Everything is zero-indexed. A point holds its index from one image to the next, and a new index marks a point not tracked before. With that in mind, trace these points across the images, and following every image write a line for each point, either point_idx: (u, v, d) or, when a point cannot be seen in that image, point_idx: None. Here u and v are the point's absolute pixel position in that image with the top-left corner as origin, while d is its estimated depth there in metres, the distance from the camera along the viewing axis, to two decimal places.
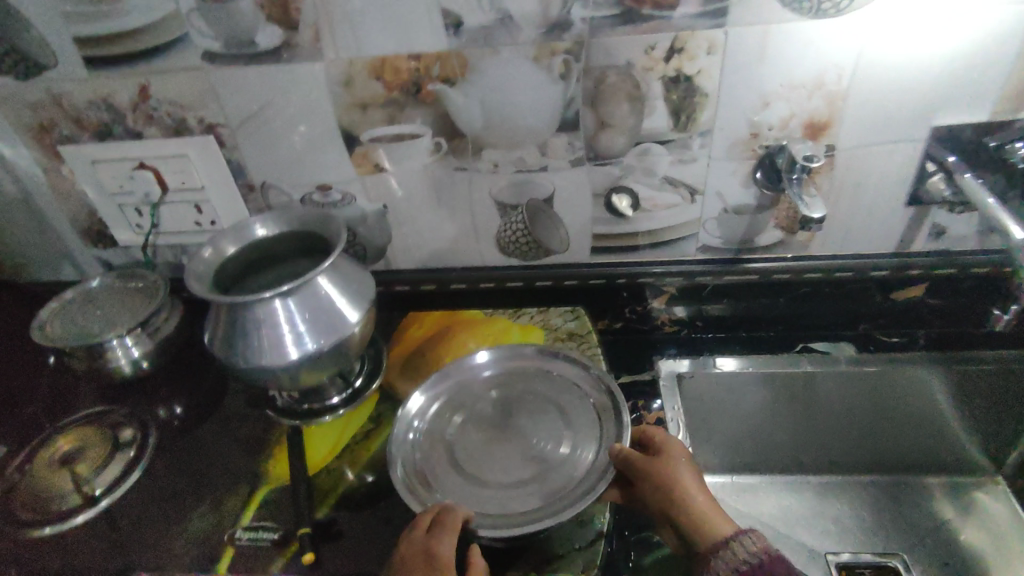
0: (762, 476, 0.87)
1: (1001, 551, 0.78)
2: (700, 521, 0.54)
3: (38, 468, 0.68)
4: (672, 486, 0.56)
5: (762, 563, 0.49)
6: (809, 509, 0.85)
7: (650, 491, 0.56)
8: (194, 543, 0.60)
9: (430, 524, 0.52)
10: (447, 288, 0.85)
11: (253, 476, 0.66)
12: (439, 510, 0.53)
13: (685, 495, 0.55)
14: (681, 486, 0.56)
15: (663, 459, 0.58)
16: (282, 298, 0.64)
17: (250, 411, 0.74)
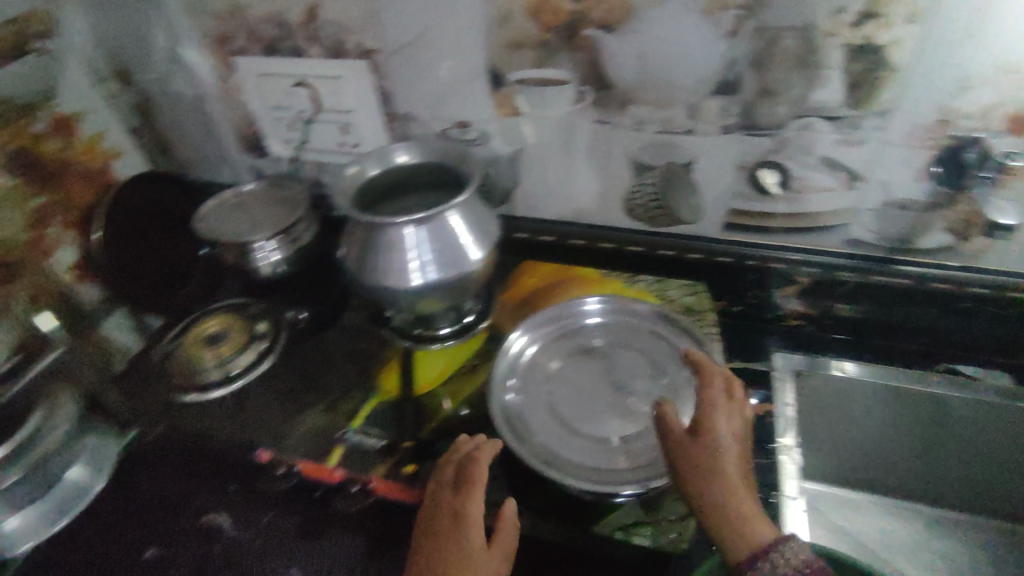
0: (862, 492, 0.83)
1: None
2: (739, 518, 0.46)
3: (188, 342, 0.77)
4: (712, 468, 0.49)
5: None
6: (915, 538, 0.79)
7: (688, 471, 0.50)
8: (309, 434, 0.66)
9: (456, 479, 0.54)
10: (563, 242, 0.84)
11: (363, 386, 0.70)
12: (464, 464, 0.54)
13: (729, 485, 0.48)
14: (723, 473, 0.49)
15: (705, 435, 0.51)
16: (413, 228, 0.66)
17: (368, 326, 0.79)
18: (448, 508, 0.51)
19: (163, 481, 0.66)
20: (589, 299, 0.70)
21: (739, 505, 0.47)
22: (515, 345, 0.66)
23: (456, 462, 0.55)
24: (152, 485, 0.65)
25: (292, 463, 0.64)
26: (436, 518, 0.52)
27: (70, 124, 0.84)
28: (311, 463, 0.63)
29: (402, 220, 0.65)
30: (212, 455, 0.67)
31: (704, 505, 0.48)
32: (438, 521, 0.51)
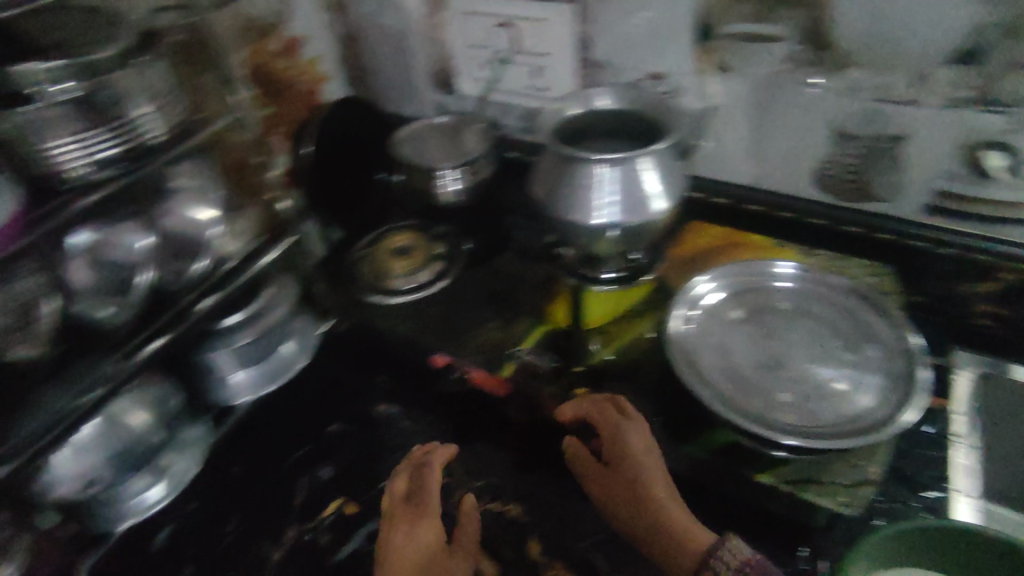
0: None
1: None
2: (676, 536, 0.52)
3: (379, 250, 0.86)
4: (639, 497, 0.55)
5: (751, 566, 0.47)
6: None
7: (626, 510, 0.56)
8: (484, 347, 0.72)
9: (409, 491, 0.64)
10: (739, 207, 0.81)
11: (534, 313, 0.76)
12: (418, 475, 0.65)
13: (656, 505, 0.54)
14: (648, 495, 0.55)
15: (619, 465, 0.58)
16: (607, 167, 0.68)
17: (538, 259, 0.83)
18: (407, 516, 0.61)
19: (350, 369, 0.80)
20: (782, 261, 0.69)
21: (676, 522, 0.53)
22: (701, 288, 0.68)
23: (408, 472, 0.66)
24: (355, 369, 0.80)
25: (464, 370, 0.71)
26: (394, 525, 0.61)
27: (296, 46, 0.94)
28: (480, 372, 0.70)
29: (598, 157, 0.67)
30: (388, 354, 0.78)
31: (644, 536, 0.54)
32: (401, 526, 0.60)
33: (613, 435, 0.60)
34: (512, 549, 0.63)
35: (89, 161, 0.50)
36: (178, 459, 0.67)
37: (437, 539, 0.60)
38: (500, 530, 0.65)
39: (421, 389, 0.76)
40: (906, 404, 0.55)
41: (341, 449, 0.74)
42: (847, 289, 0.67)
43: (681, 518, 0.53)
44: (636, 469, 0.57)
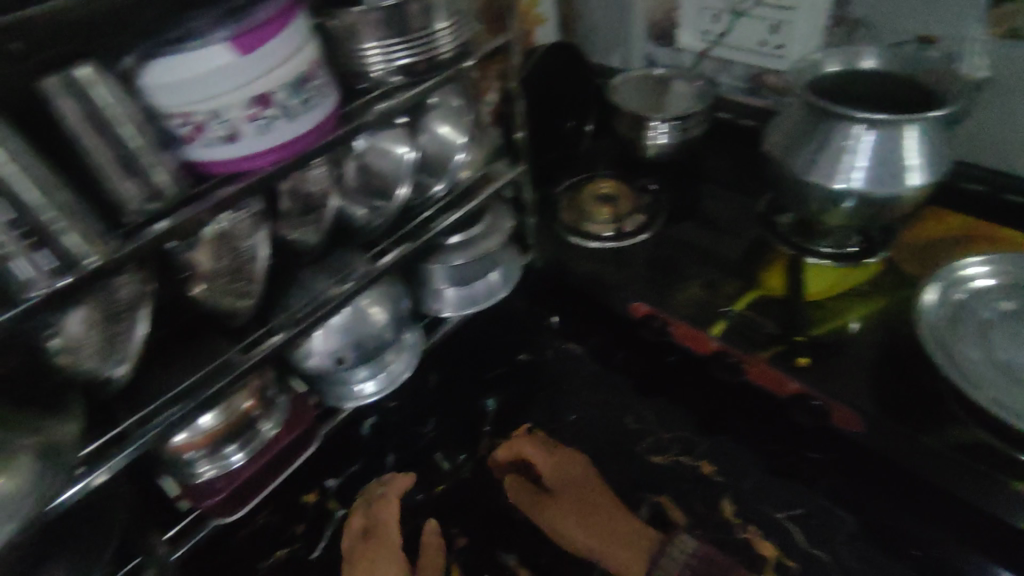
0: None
1: None
2: (626, 542, 0.61)
3: (584, 194, 0.86)
4: (587, 523, 0.62)
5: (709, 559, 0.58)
6: None
7: (580, 530, 0.62)
8: (691, 301, 0.72)
9: (369, 523, 0.64)
10: (993, 196, 0.74)
11: (746, 277, 0.73)
12: (376, 506, 0.65)
13: (605, 523, 0.62)
14: (596, 514, 0.63)
15: (563, 499, 0.65)
16: (867, 128, 0.63)
17: (751, 226, 0.80)
18: (370, 555, 0.62)
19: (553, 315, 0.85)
20: None
21: (620, 540, 0.61)
22: (974, 270, 0.62)
23: (363, 509, 0.65)
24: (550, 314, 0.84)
25: (669, 322, 0.71)
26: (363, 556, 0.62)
27: None
28: (686, 328, 0.70)
29: (860, 115, 0.62)
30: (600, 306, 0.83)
31: (601, 552, 0.61)
32: (380, 557, 0.61)
33: (551, 471, 0.67)
34: (704, 505, 0.63)
35: (390, 67, 0.54)
36: (395, 360, 0.70)
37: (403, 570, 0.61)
38: (692, 485, 0.65)
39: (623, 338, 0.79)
40: None
41: (535, 377, 0.78)
42: None
43: (627, 527, 0.62)
44: (573, 492, 0.65)
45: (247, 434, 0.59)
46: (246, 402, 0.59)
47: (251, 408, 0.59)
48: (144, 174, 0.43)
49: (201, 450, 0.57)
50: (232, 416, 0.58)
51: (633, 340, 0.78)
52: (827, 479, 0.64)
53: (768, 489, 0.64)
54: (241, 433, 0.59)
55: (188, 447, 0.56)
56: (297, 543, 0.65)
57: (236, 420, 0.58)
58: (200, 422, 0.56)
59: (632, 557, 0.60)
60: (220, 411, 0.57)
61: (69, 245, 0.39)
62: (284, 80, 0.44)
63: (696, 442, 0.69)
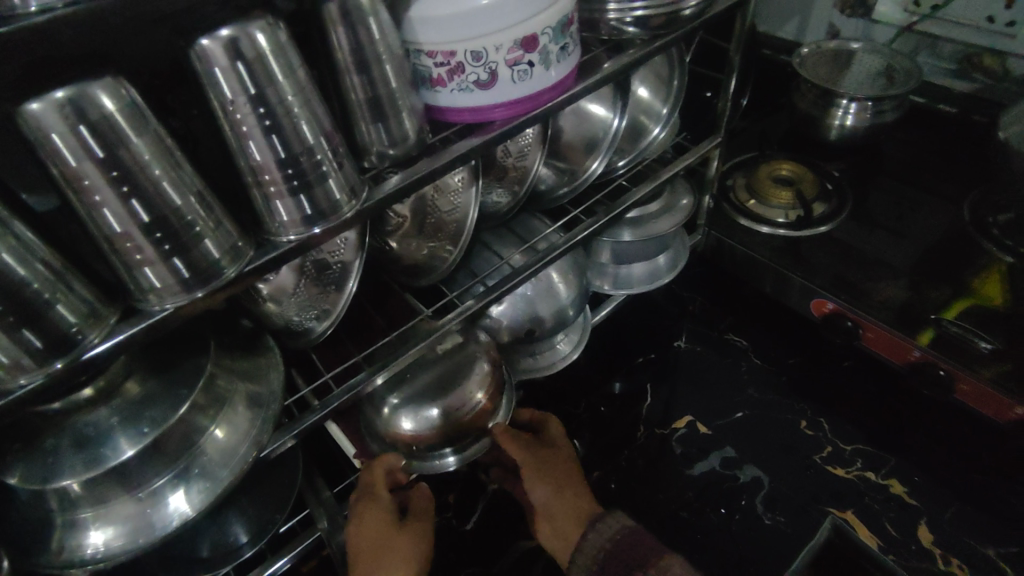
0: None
1: None
2: (576, 509, 0.54)
3: (758, 175, 0.79)
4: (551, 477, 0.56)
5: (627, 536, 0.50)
6: None
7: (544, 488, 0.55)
8: (891, 304, 0.64)
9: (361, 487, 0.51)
10: None
11: (955, 281, 0.65)
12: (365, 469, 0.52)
13: (573, 491, 0.56)
14: (561, 472, 0.56)
15: (550, 471, 0.56)
16: None
17: (953, 224, 0.71)
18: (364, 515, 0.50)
19: (709, 303, 0.78)
20: None
21: (577, 504, 0.55)
22: None
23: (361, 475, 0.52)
24: (701, 303, 0.79)
25: (860, 324, 0.64)
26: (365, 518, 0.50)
27: None
28: (877, 334, 0.63)
29: None
30: (764, 299, 0.77)
31: (562, 526, 0.54)
32: (370, 519, 0.49)
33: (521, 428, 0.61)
34: (898, 530, 0.57)
35: (627, 15, 0.48)
36: (563, 341, 0.67)
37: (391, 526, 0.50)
38: (880, 504, 0.59)
39: (790, 335, 0.73)
40: None
41: (692, 369, 0.72)
42: None
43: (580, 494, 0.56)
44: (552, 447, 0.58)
45: (465, 440, 0.54)
46: (483, 396, 0.54)
47: (484, 404, 0.54)
48: (389, 119, 0.40)
49: (426, 443, 0.52)
50: (462, 409, 0.53)
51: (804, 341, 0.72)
52: None
53: (975, 522, 0.56)
54: (466, 435, 0.54)
55: (414, 439, 0.52)
56: (448, 512, 0.64)
57: (467, 415, 0.53)
58: (431, 412, 0.52)
59: (572, 519, 0.54)
60: (451, 401, 0.52)
61: (332, 189, 0.36)
62: (551, 24, 0.40)
63: (883, 460, 0.62)
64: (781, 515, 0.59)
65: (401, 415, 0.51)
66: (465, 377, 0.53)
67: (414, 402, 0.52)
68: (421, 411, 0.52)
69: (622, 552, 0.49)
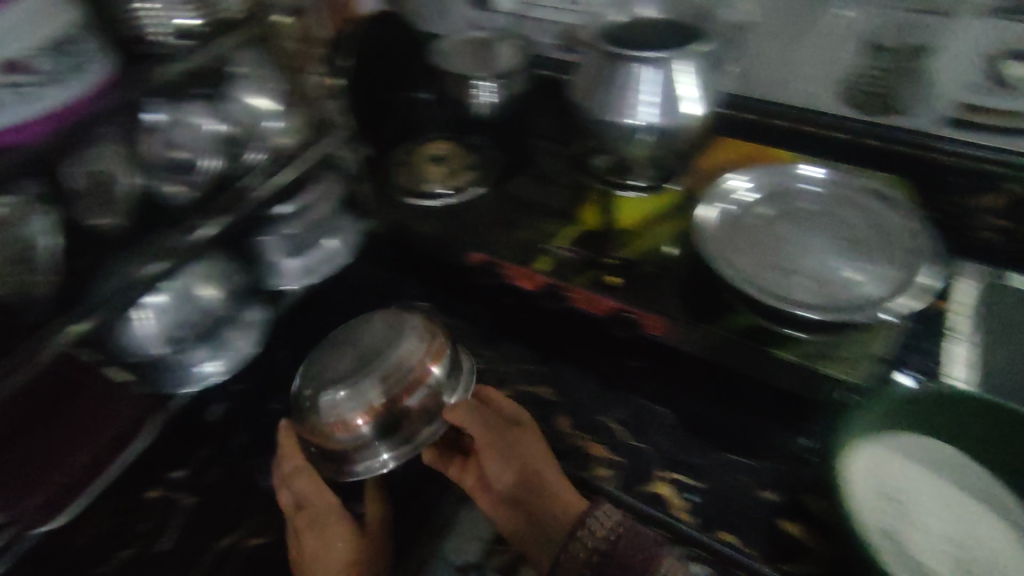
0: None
1: None
2: (553, 504, 0.55)
3: (417, 159, 0.89)
4: (522, 466, 0.58)
5: (616, 539, 0.49)
6: None
7: (506, 472, 0.58)
8: (519, 245, 0.76)
9: (300, 499, 0.60)
10: (764, 125, 0.83)
11: (564, 216, 0.79)
12: (298, 481, 0.61)
13: (536, 474, 0.57)
14: (526, 458, 0.59)
15: (506, 446, 0.60)
16: (639, 67, 0.72)
17: (569, 173, 0.87)
18: (313, 521, 0.58)
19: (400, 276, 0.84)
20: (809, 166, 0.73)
21: (548, 494, 0.56)
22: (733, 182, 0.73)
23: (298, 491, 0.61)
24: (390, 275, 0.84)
25: (500, 267, 0.75)
26: (323, 527, 0.58)
27: None
28: (514, 270, 0.74)
29: (632, 56, 0.71)
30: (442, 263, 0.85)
31: (528, 515, 0.55)
32: (326, 524, 0.58)
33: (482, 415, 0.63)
34: (544, 425, 0.67)
35: (170, 28, 0.53)
36: (240, 338, 0.74)
37: (342, 523, 0.58)
38: (531, 408, 0.69)
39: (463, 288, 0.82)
40: (908, 291, 0.59)
41: None
42: (865, 188, 0.71)
43: (551, 484, 0.56)
44: (512, 428, 0.62)
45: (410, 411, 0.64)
46: (431, 362, 0.65)
47: (426, 366, 0.65)
48: None
49: (375, 421, 0.63)
50: (402, 372, 0.64)
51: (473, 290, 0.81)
52: (643, 384, 0.71)
53: (597, 399, 0.70)
54: (414, 402, 0.64)
55: (365, 417, 0.62)
56: (138, 542, 0.60)
57: (407, 374, 0.65)
58: (374, 389, 0.63)
59: (549, 515, 0.54)
60: (390, 367, 0.65)
61: None
62: (29, 45, 0.43)
63: (535, 373, 0.73)
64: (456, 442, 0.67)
65: (346, 402, 0.63)
66: (405, 348, 0.66)
67: (358, 387, 0.64)
68: (365, 392, 0.63)
69: (612, 555, 0.48)
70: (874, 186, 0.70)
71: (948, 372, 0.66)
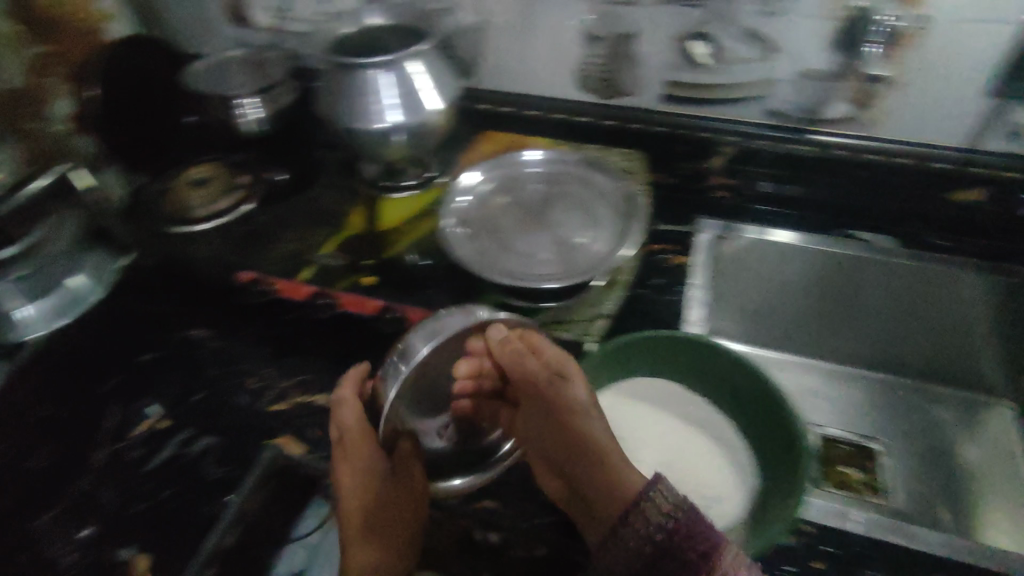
0: (792, 354, 0.97)
1: (996, 470, 0.84)
2: (607, 480, 0.49)
3: (178, 185, 0.88)
4: (566, 424, 0.54)
5: (671, 528, 0.43)
6: (833, 394, 0.94)
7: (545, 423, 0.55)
8: (282, 256, 0.78)
9: (344, 434, 0.54)
10: (519, 113, 0.90)
11: (332, 223, 0.81)
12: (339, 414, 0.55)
13: (597, 446, 0.52)
14: (572, 416, 0.54)
15: (551, 402, 0.55)
16: (373, 73, 0.74)
17: (337, 179, 0.89)
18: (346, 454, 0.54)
19: (173, 306, 0.80)
20: (529, 150, 0.82)
21: (603, 460, 0.51)
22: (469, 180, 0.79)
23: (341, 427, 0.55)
24: (162, 307, 0.80)
25: (269, 283, 0.75)
26: (353, 471, 0.54)
27: None
28: (286, 283, 0.74)
29: (364, 63, 0.73)
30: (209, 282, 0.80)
31: (576, 482, 0.50)
32: (353, 458, 0.54)
33: (514, 361, 0.56)
34: (316, 431, 0.67)
35: None
36: None
37: (378, 468, 0.53)
38: (303, 418, 0.68)
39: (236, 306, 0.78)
40: (616, 248, 0.69)
41: (157, 374, 0.73)
42: (584, 163, 0.81)
43: (608, 463, 0.51)
44: (564, 377, 0.55)
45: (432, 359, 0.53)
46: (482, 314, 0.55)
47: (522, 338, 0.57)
48: None
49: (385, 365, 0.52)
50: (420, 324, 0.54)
51: (246, 308, 0.78)
52: None
53: None
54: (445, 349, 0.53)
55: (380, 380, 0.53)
56: None
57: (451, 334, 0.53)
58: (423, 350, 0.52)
59: (604, 496, 0.48)
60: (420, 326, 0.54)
61: None
62: None
63: (310, 382, 0.71)
64: (227, 465, 0.65)
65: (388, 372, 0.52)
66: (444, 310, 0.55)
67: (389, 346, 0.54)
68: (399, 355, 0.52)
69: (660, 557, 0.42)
70: (591, 162, 0.81)
71: (687, 317, 0.73)
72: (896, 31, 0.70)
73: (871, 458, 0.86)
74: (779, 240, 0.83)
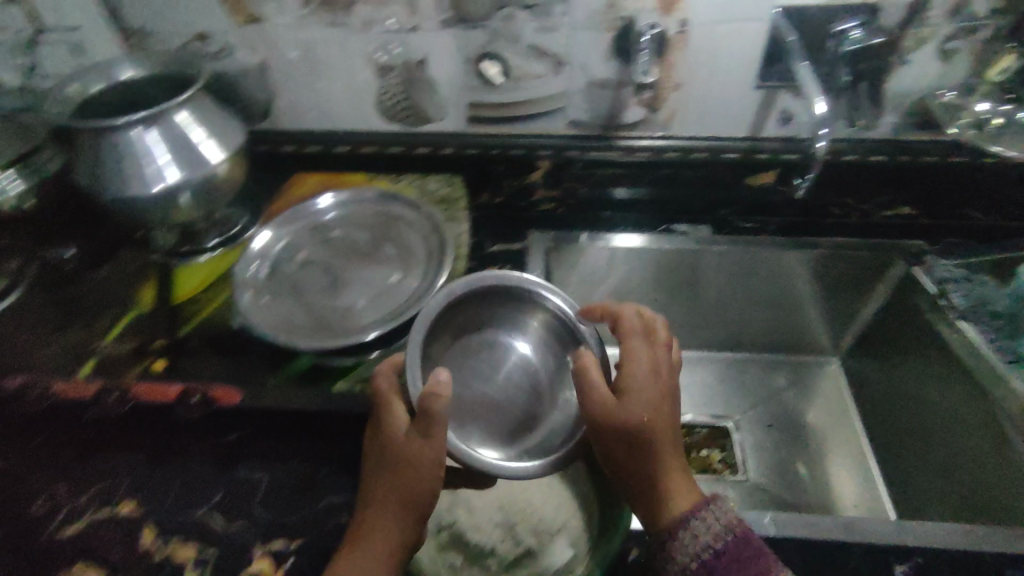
0: None
1: (833, 424, 0.90)
2: (659, 496, 0.50)
3: None
4: (643, 450, 0.51)
5: (725, 547, 0.45)
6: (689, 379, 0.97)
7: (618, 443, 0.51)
8: (66, 350, 0.67)
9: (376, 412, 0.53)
10: (331, 152, 0.86)
11: (119, 303, 0.72)
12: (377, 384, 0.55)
13: (664, 465, 0.51)
14: (654, 442, 0.51)
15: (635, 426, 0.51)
16: (137, 131, 0.65)
17: (130, 254, 0.79)
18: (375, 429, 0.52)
19: None
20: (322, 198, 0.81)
21: (669, 476, 0.51)
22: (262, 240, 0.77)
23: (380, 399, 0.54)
24: None
25: (47, 385, 0.63)
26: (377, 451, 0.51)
27: None
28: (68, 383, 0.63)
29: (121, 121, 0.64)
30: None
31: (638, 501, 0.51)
32: (377, 447, 0.52)
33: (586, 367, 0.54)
34: (121, 548, 0.53)
35: None
36: None
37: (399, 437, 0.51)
38: (103, 532, 0.54)
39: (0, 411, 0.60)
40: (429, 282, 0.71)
41: None
42: (385, 198, 0.82)
43: (670, 481, 0.51)
44: (654, 396, 0.53)
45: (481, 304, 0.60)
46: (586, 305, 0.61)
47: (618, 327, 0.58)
48: None
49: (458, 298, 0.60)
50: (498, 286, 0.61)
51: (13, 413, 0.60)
52: (247, 445, 0.60)
53: (187, 486, 0.57)
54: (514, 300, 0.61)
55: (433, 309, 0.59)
56: None
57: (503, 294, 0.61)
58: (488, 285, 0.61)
59: (659, 514, 0.49)
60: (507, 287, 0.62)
61: None
62: None
63: (113, 486, 0.57)
64: None
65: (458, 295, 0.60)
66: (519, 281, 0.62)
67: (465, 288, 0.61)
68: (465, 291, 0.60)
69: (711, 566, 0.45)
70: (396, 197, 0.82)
71: None
72: (662, 37, 0.73)
73: (728, 435, 0.90)
74: (615, 245, 0.84)
